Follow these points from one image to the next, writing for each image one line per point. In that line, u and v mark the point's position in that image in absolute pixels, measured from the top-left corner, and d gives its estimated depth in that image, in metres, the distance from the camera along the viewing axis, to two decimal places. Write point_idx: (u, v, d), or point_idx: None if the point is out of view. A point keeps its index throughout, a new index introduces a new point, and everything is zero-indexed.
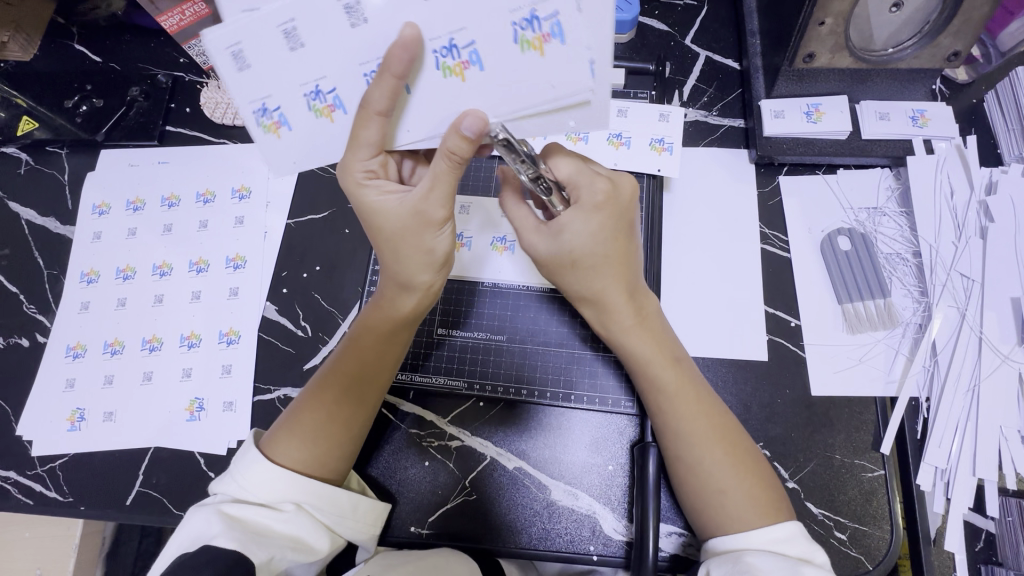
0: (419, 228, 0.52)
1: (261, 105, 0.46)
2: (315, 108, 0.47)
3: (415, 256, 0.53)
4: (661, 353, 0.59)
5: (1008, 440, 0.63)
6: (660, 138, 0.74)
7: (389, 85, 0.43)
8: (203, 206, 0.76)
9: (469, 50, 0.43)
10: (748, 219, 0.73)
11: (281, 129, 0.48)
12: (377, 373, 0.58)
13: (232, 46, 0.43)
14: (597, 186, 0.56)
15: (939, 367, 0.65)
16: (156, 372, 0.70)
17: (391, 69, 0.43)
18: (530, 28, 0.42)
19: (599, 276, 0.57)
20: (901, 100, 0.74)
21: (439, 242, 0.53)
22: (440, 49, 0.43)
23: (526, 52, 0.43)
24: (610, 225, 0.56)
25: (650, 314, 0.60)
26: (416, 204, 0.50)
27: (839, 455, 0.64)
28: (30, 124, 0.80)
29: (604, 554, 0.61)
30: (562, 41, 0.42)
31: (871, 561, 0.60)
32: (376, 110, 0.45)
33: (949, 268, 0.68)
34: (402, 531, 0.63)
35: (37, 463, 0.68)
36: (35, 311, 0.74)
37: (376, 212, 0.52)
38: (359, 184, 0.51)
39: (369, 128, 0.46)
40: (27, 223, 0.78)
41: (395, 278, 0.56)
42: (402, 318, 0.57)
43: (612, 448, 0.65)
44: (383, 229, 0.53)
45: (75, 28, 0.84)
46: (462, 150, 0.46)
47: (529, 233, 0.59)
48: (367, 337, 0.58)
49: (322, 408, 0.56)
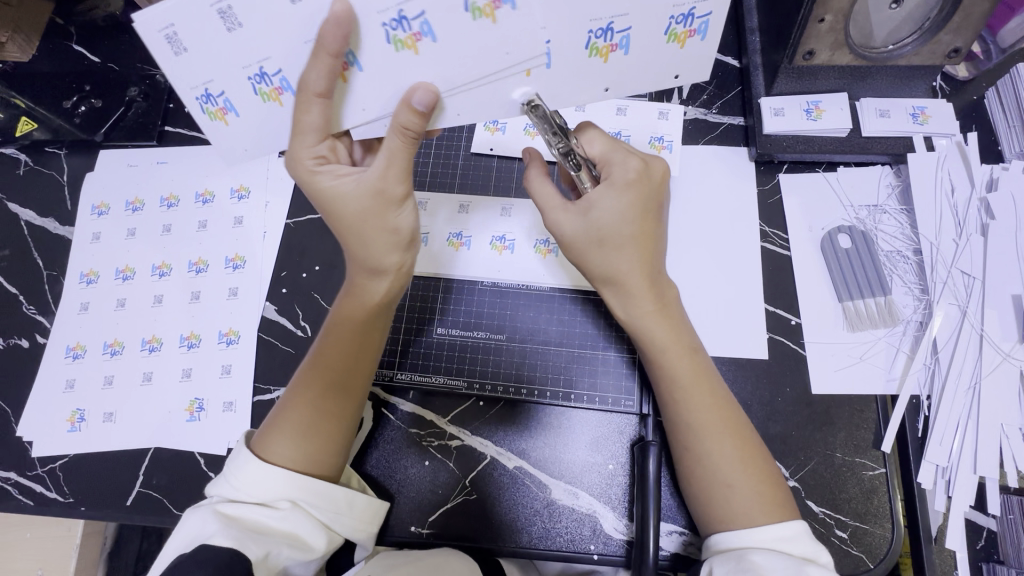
0: (379, 209, 0.52)
1: (204, 90, 0.47)
2: (262, 91, 0.48)
3: (382, 238, 0.53)
4: (679, 342, 0.58)
5: (1009, 437, 0.63)
6: (660, 136, 0.75)
7: (327, 64, 0.44)
8: (203, 206, 0.76)
9: (420, 22, 0.43)
10: (747, 218, 0.72)
11: (228, 115, 0.49)
12: (356, 363, 0.58)
13: (165, 29, 0.42)
14: (630, 164, 0.57)
15: (940, 364, 0.65)
16: (155, 373, 0.70)
17: (326, 48, 0.43)
18: None
19: (623, 257, 0.57)
20: (901, 97, 0.74)
21: (402, 221, 0.53)
22: (389, 22, 0.43)
23: (478, 19, 0.43)
24: (640, 204, 0.56)
25: (671, 302, 0.59)
26: (373, 184, 0.50)
27: (840, 453, 0.64)
28: (29, 125, 0.79)
29: (604, 553, 0.61)
30: (512, 6, 0.43)
31: (871, 559, 0.60)
32: (315, 92, 0.46)
33: (950, 265, 0.68)
34: (402, 531, 0.63)
35: (37, 463, 0.68)
36: (35, 311, 0.74)
37: (331, 197, 0.52)
38: (312, 171, 0.51)
39: (311, 111, 0.47)
40: (26, 223, 0.78)
41: (364, 263, 0.55)
42: (374, 304, 0.57)
43: (612, 447, 0.65)
44: (344, 215, 0.52)
45: (74, 28, 0.84)
46: (415, 124, 0.47)
47: (556, 211, 0.58)
48: (339, 324, 0.58)
49: (303, 402, 0.56)
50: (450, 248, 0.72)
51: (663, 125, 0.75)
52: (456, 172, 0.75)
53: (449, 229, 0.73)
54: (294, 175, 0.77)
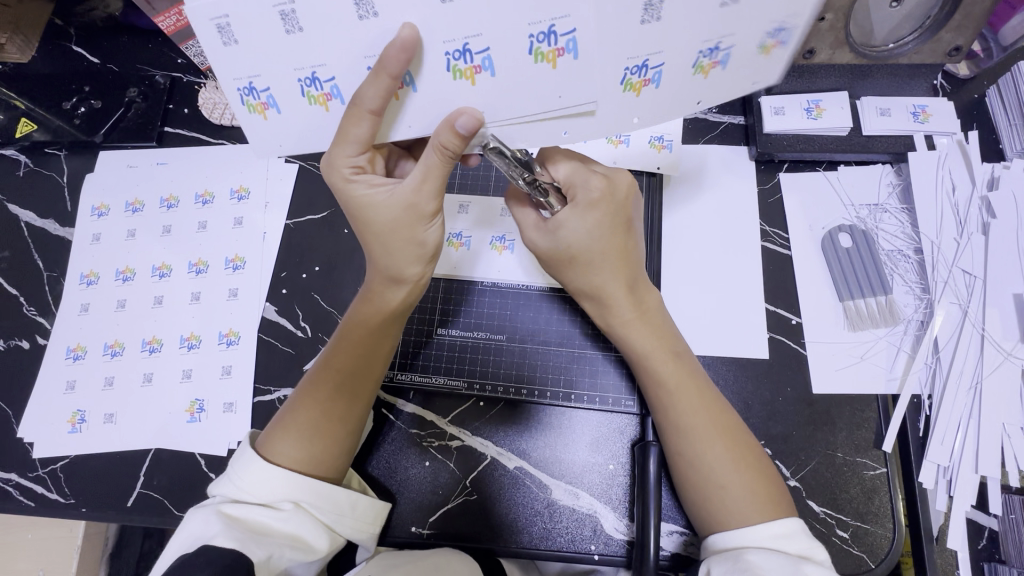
0: (410, 222, 0.51)
1: (248, 82, 0.46)
2: (310, 95, 0.47)
3: (406, 250, 0.53)
4: (661, 345, 0.59)
5: (1011, 437, 0.63)
6: (660, 135, 0.74)
7: (385, 85, 0.43)
8: (203, 207, 0.76)
9: (483, 56, 0.43)
10: (747, 217, 0.72)
11: (268, 111, 0.48)
12: (370, 368, 0.58)
13: (219, 19, 0.41)
14: (592, 184, 0.57)
15: (941, 363, 0.65)
16: (156, 374, 0.70)
17: (387, 69, 0.42)
18: (547, 41, 0.43)
19: (597, 272, 0.58)
20: (902, 95, 0.74)
21: (430, 235, 0.53)
22: (453, 51, 0.43)
23: (540, 63, 0.44)
24: (607, 221, 0.57)
25: (654, 311, 0.60)
26: (407, 198, 0.50)
27: (841, 453, 0.63)
28: (29, 126, 0.79)
29: (605, 554, 0.61)
30: (576, 56, 0.44)
31: (873, 559, 0.60)
32: (369, 109, 0.45)
33: (951, 265, 0.68)
34: (402, 531, 0.63)
35: (38, 465, 0.68)
36: (35, 312, 0.74)
37: (364, 206, 0.52)
38: (347, 180, 0.51)
39: (360, 126, 0.46)
40: (26, 224, 0.78)
41: (385, 271, 0.56)
42: (389, 310, 0.57)
43: (613, 447, 0.65)
44: (374, 223, 0.53)
45: (73, 28, 0.84)
46: (455, 145, 0.46)
47: (528, 229, 0.61)
48: (359, 332, 0.58)
49: (315, 407, 0.56)
50: (450, 249, 0.72)
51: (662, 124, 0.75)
52: (456, 173, 0.75)
53: (449, 229, 0.73)
54: (294, 176, 0.77)
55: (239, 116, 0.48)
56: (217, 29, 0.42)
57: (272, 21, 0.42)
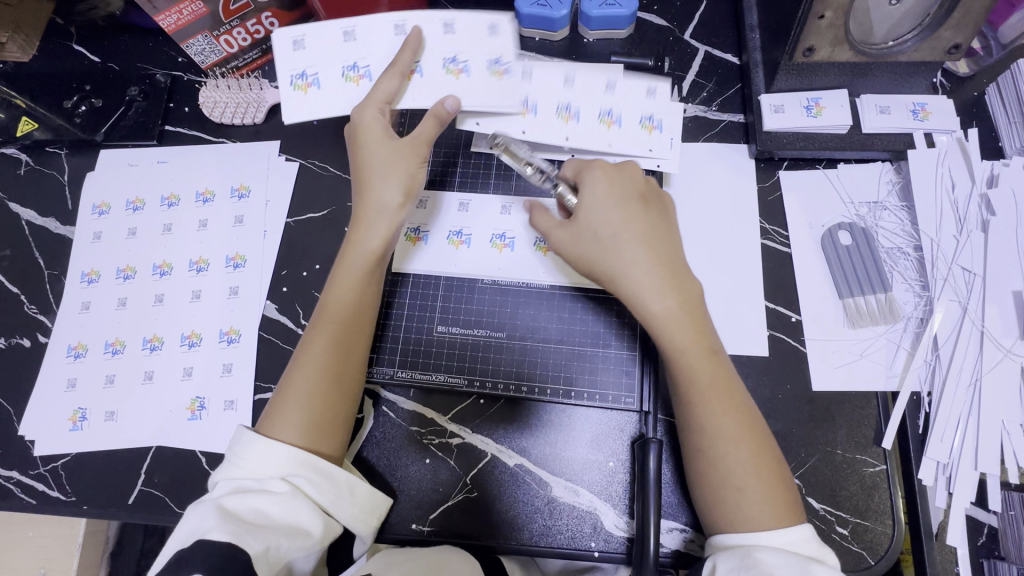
0: (401, 159, 0.61)
1: (303, 70, 0.64)
2: (347, 77, 0.64)
3: (395, 180, 0.61)
4: (700, 343, 0.57)
5: (1011, 434, 0.63)
6: (649, 115, 0.72)
7: (405, 58, 0.61)
8: (203, 205, 0.76)
9: (464, 63, 0.63)
10: (747, 215, 0.72)
11: (311, 88, 0.64)
12: (363, 310, 0.61)
13: (298, 35, 0.64)
14: (597, 167, 0.63)
15: (940, 361, 0.65)
16: (157, 371, 0.70)
17: (408, 51, 0.62)
18: (497, 64, 0.64)
19: (622, 244, 0.59)
20: (900, 94, 0.74)
21: (419, 173, 0.62)
22: (449, 57, 0.63)
23: (492, 76, 0.64)
24: (617, 194, 0.61)
25: (696, 303, 0.58)
26: (404, 143, 0.61)
27: (840, 450, 0.64)
28: (30, 124, 0.80)
29: (604, 550, 0.61)
30: (514, 73, 0.64)
31: (872, 556, 0.60)
32: (400, 71, 0.62)
33: (950, 262, 0.68)
34: (402, 528, 0.63)
35: (39, 463, 0.68)
36: (36, 311, 0.74)
37: (366, 141, 0.61)
38: (364, 117, 0.61)
39: (388, 83, 0.61)
40: (27, 223, 0.78)
41: (374, 207, 0.61)
42: (377, 254, 0.61)
43: (612, 444, 0.65)
44: (374, 156, 0.61)
45: (74, 28, 0.84)
46: (447, 115, 0.61)
47: (555, 230, 0.63)
48: (355, 272, 0.61)
49: (318, 340, 0.59)
50: (450, 246, 0.72)
51: (652, 103, 0.73)
52: (456, 170, 0.76)
53: (449, 227, 0.73)
54: (295, 174, 0.77)
55: (286, 93, 0.64)
56: (292, 44, 0.64)
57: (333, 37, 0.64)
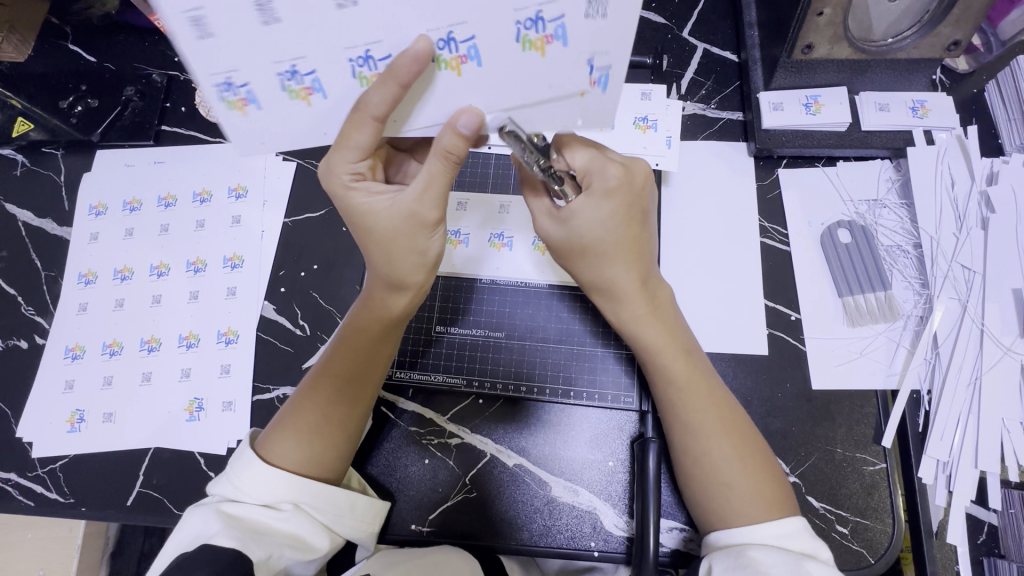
0: (411, 231, 0.51)
1: (225, 79, 0.41)
2: (290, 90, 0.43)
3: (408, 258, 0.53)
4: (673, 344, 0.58)
5: (1011, 432, 0.63)
6: (644, 116, 0.74)
7: (392, 92, 0.42)
8: (200, 205, 0.76)
9: (468, 45, 0.41)
10: (746, 214, 0.72)
11: (249, 106, 0.44)
12: (371, 370, 0.58)
13: (191, 11, 0.37)
14: (611, 172, 0.55)
15: (940, 359, 0.65)
16: (155, 373, 0.70)
17: (397, 77, 0.41)
18: (535, 29, 0.40)
19: (610, 261, 0.57)
20: (900, 91, 0.74)
21: (432, 244, 0.52)
22: (438, 41, 0.41)
23: (527, 52, 0.41)
24: (623, 211, 0.55)
25: (665, 305, 0.60)
26: (409, 207, 0.50)
27: (840, 449, 0.63)
28: (26, 125, 0.79)
29: (604, 550, 0.61)
30: (565, 43, 0.41)
31: (873, 554, 0.60)
32: (373, 114, 0.44)
33: (950, 260, 0.67)
34: (402, 528, 0.63)
35: (37, 464, 0.68)
36: (33, 312, 0.74)
37: (363, 214, 0.52)
38: (347, 187, 0.51)
39: (361, 131, 0.46)
40: (23, 224, 0.77)
41: (387, 277, 0.55)
42: (391, 318, 0.57)
43: (612, 443, 0.65)
44: (375, 232, 0.52)
45: (69, 27, 0.84)
46: (458, 148, 0.46)
47: (542, 219, 0.59)
48: (363, 336, 0.57)
49: (317, 408, 0.56)
50: (448, 246, 0.72)
51: (646, 105, 0.74)
52: (454, 169, 0.75)
53: (448, 226, 0.72)
54: (292, 174, 0.77)
55: None
56: (188, 24, 0.38)
57: (243, 8, 0.37)
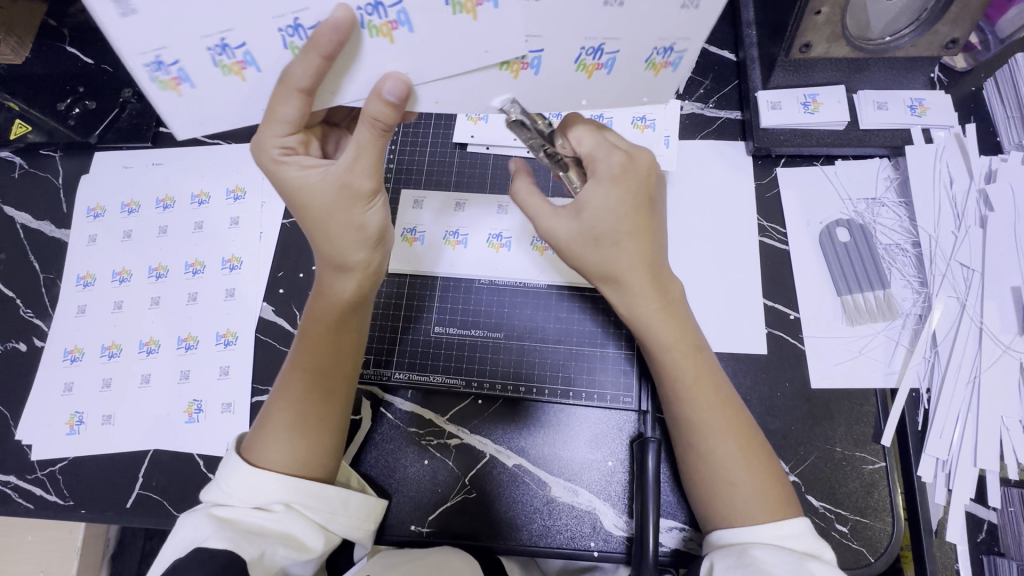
0: (346, 204, 0.50)
1: (221, 40, 0.41)
2: (293, 46, 0.43)
3: (348, 234, 0.52)
4: (682, 340, 0.58)
5: (1010, 430, 0.63)
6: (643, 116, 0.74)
7: (316, 64, 0.42)
8: (198, 207, 0.76)
9: (396, 10, 0.41)
10: (745, 213, 0.72)
11: None
12: (339, 363, 0.58)
13: None
14: (614, 158, 0.55)
15: (939, 357, 0.65)
16: (154, 375, 0.70)
17: (319, 47, 0.41)
18: None
19: (622, 253, 0.56)
20: (898, 90, 0.74)
21: (370, 217, 0.52)
22: (365, 7, 0.41)
23: (459, 14, 0.42)
24: (630, 199, 0.56)
25: (675, 300, 0.59)
26: (340, 177, 0.49)
27: (840, 448, 0.63)
28: (24, 128, 0.78)
29: (604, 550, 0.61)
30: (497, 3, 0.41)
31: (872, 553, 0.60)
32: (298, 86, 0.44)
33: (949, 258, 0.67)
34: (402, 530, 0.63)
35: (36, 467, 0.68)
36: (32, 315, 0.74)
37: (298, 189, 0.51)
38: (277, 161, 0.50)
39: (289, 104, 0.45)
40: (22, 227, 0.77)
41: (330, 259, 0.54)
42: (342, 303, 0.56)
43: (610, 443, 0.65)
44: (310, 207, 0.51)
45: (67, 29, 0.84)
46: (386, 116, 0.45)
47: (547, 218, 0.59)
48: (317, 324, 0.57)
49: (290, 405, 0.56)
50: (446, 247, 0.72)
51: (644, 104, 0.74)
52: (453, 170, 0.75)
53: (445, 226, 0.72)
54: None
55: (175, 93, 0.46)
56: None
57: None
